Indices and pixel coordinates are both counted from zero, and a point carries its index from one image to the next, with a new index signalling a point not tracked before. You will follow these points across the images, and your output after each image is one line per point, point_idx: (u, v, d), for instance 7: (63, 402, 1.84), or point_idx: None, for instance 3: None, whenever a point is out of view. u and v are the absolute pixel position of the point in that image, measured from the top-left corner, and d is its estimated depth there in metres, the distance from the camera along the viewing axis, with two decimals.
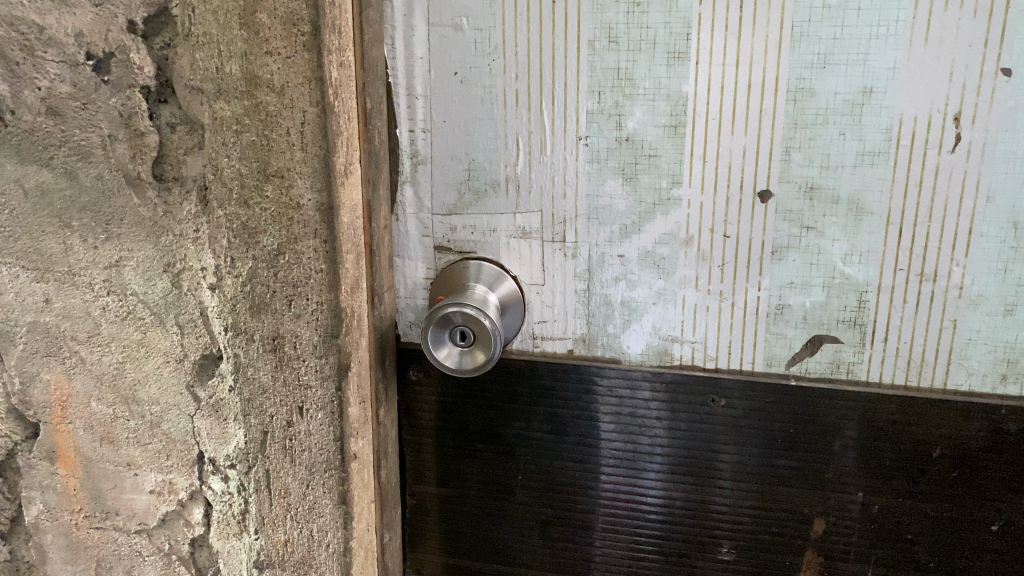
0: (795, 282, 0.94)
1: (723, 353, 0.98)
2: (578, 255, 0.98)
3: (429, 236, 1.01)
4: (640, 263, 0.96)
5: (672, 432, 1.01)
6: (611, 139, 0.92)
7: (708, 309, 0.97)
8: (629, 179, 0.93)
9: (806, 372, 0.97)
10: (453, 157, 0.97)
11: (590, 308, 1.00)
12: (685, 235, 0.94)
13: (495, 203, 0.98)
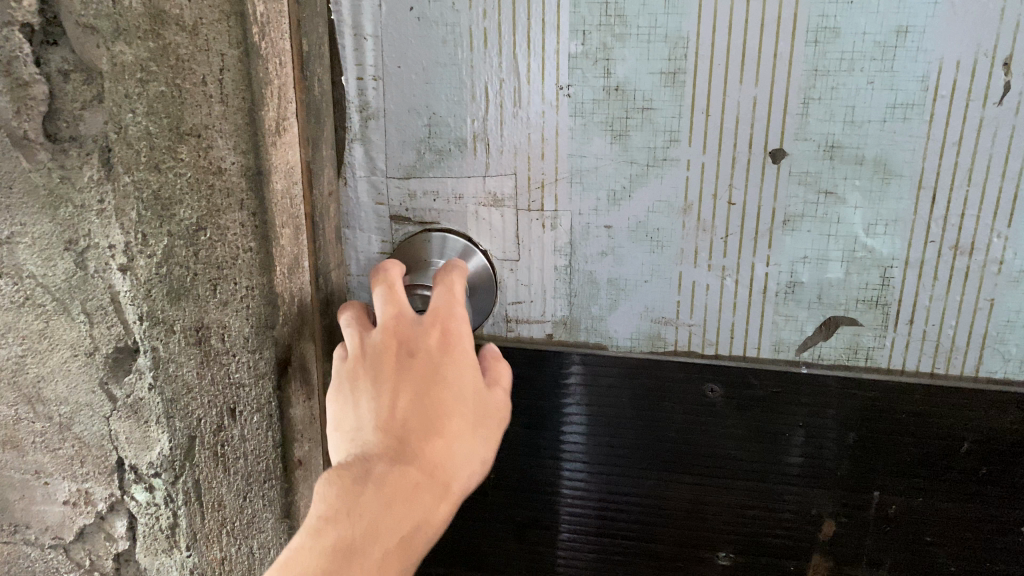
0: (809, 257, 0.81)
1: (724, 337, 0.86)
2: (558, 226, 0.84)
3: (385, 203, 0.87)
4: (630, 235, 0.83)
5: (663, 426, 0.89)
6: (597, 89, 0.78)
7: (709, 287, 0.84)
8: (618, 137, 0.79)
9: (820, 359, 0.85)
10: (410, 110, 0.82)
11: (573, 287, 0.86)
12: (684, 203, 0.81)
13: (461, 164, 0.83)
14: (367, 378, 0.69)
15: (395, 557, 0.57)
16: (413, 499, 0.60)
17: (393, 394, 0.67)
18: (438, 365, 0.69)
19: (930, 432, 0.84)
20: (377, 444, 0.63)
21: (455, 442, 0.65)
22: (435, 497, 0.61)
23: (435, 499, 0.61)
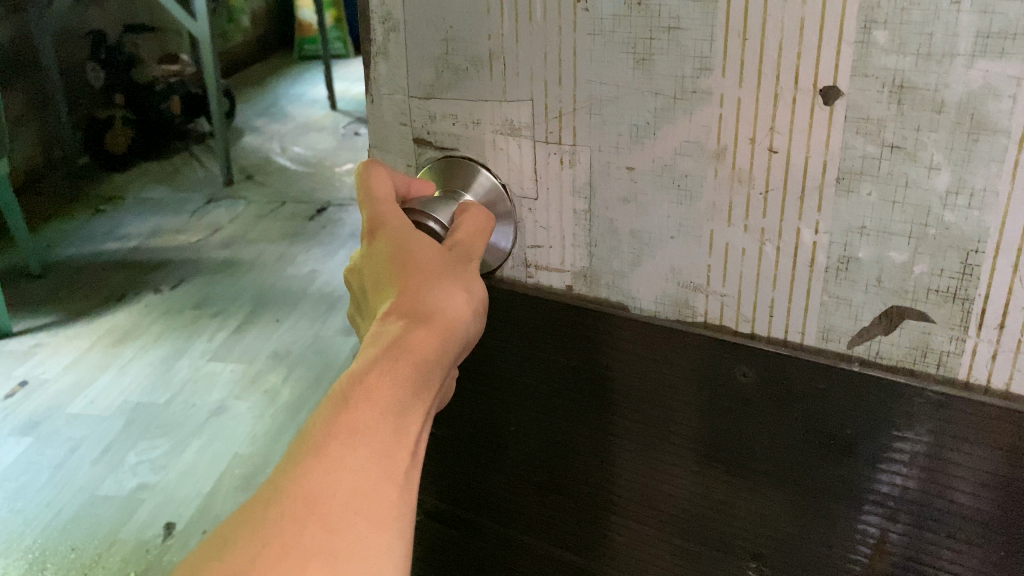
0: (868, 227, 0.71)
1: (762, 317, 0.79)
2: (575, 164, 0.83)
3: (408, 125, 0.93)
4: (654, 180, 0.79)
5: (698, 405, 0.84)
6: (618, 4, 0.74)
7: (744, 252, 0.78)
8: (642, 62, 0.76)
9: (877, 357, 0.74)
10: (429, 22, 0.85)
11: (593, 235, 0.86)
12: (717, 147, 0.76)
13: (476, 85, 0.85)
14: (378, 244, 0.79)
15: (395, 394, 0.67)
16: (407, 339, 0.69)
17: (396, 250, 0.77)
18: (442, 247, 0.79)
19: (954, 454, 0.71)
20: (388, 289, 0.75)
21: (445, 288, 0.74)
22: (423, 327, 0.70)
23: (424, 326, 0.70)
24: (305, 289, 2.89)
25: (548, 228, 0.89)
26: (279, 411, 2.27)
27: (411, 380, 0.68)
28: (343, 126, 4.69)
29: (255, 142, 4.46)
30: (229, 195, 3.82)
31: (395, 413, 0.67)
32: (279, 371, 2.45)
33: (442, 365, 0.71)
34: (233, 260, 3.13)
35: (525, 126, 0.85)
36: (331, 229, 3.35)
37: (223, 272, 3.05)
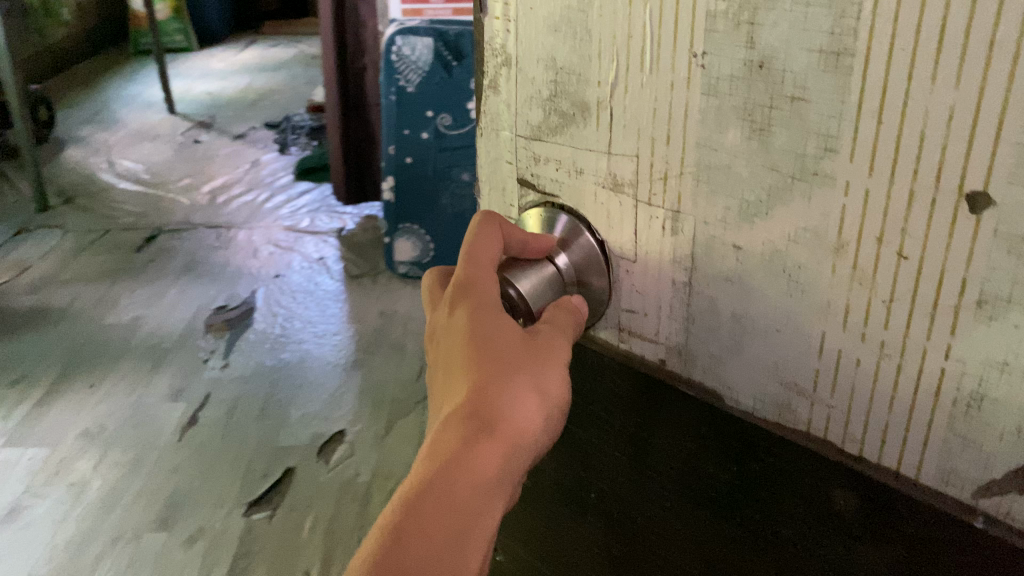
0: (1011, 364, 0.53)
1: (871, 442, 0.63)
2: (679, 233, 0.69)
3: (512, 164, 0.80)
4: (765, 266, 0.65)
5: (793, 527, 0.66)
6: (737, 64, 0.59)
7: (859, 364, 0.61)
8: (760, 133, 0.60)
9: (1006, 517, 0.56)
10: (537, 59, 0.72)
11: (693, 310, 0.72)
12: (837, 242, 0.59)
13: (582, 134, 0.72)
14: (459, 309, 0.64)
15: (454, 518, 0.55)
16: (471, 447, 0.57)
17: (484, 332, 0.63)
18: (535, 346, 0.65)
19: None
20: (459, 381, 0.60)
21: (522, 393, 0.61)
22: (488, 440, 0.58)
23: (493, 439, 0.58)
24: (127, 341, 2.43)
25: (644, 296, 0.75)
26: (91, 510, 1.82)
27: (467, 508, 0.55)
28: (180, 133, 4.12)
29: (80, 155, 3.81)
30: (45, 220, 3.22)
31: (449, 548, 0.54)
32: (89, 456, 2.00)
33: (505, 487, 0.58)
34: (42, 304, 2.62)
35: (629, 183, 0.70)
36: (161, 264, 2.87)
37: (30, 320, 2.54)
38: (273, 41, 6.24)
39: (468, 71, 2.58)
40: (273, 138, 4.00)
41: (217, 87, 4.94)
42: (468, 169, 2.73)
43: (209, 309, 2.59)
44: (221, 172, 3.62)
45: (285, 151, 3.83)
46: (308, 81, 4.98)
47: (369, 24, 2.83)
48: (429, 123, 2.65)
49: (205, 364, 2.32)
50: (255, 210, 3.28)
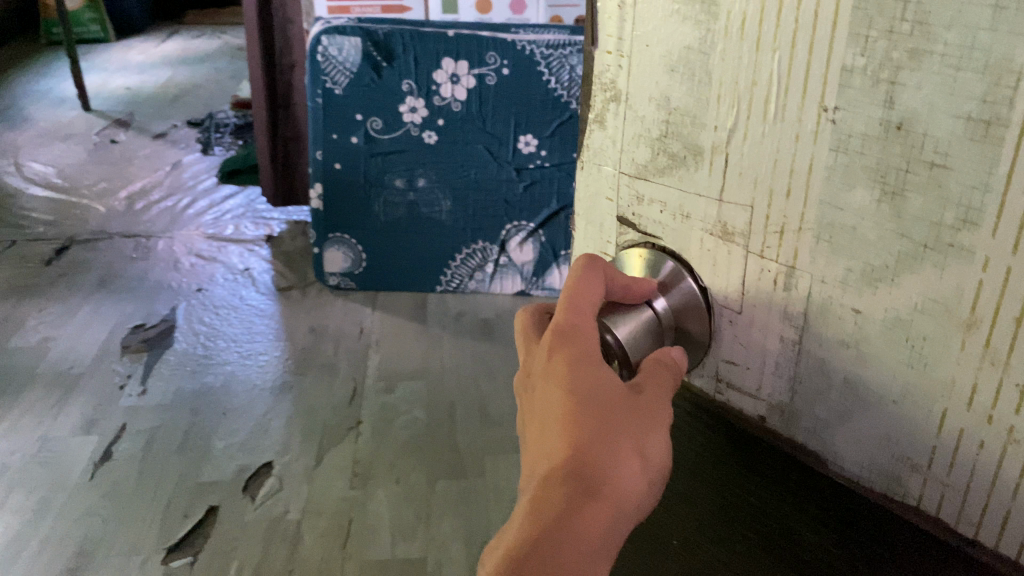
0: None
1: (991, 527, 0.55)
2: (793, 288, 0.61)
3: (616, 202, 0.74)
4: (885, 333, 0.57)
5: None
6: (871, 121, 0.52)
7: (981, 448, 0.53)
8: (892, 196, 0.53)
9: None
10: (651, 99, 0.66)
11: (800, 371, 0.64)
12: (968, 317, 0.51)
13: (696, 179, 0.65)
14: (559, 362, 0.63)
15: None
16: (577, 513, 0.57)
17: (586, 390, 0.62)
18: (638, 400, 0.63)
19: None
20: (562, 442, 0.60)
21: (625, 457, 0.60)
22: (593, 505, 0.58)
23: (597, 504, 0.58)
24: (33, 366, 2.20)
25: (750, 347, 0.67)
26: None
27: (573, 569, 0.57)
28: (95, 132, 3.81)
29: None
30: None
31: None
32: None
33: (609, 547, 0.59)
34: None
35: (739, 232, 0.63)
36: (71, 278, 2.62)
37: None
38: (194, 31, 5.90)
39: (400, 72, 2.44)
40: (196, 136, 3.76)
41: (137, 82, 4.60)
42: (402, 175, 2.57)
43: (124, 328, 2.37)
44: (141, 176, 3.34)
45: (208, 151, 3.59)
46: (232, 75, 4.75)
47: (296, 21, 2.62)
48: (359, 127, 2.49)
49: (121, 393, 2.11)
50: (177, 217, 3.04)
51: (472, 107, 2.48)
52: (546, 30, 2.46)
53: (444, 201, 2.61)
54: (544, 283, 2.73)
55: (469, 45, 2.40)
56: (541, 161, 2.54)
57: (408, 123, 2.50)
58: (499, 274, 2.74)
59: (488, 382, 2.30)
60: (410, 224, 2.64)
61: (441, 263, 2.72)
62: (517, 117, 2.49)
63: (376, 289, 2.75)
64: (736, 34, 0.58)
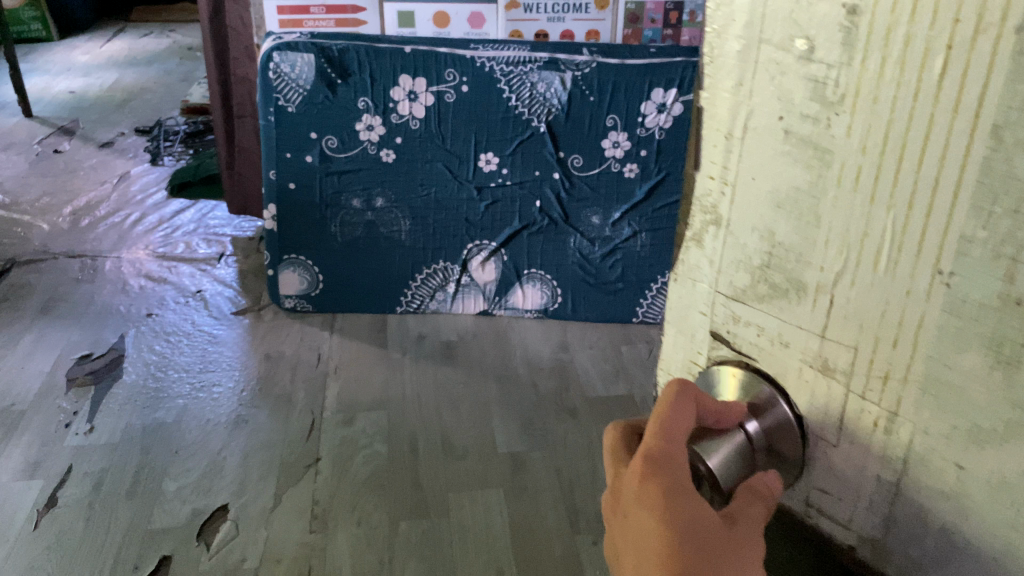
0: None
1: None
2: (895, 432, 0.51)
3: (708, 314, 0.61)
4: (991, 495, 0.47)
5: None
6: (993, 292, 0.43)
7: None
8: (1011, 366, 0.44)
9: None
10: (752, 227, 0.54)
11: (893, 513, 0.53)
12: None
13: (797, 314, 0.53)
14: (655, 494, 0.56)
15: None
16: None
17: (683, 528, 0.56)
18: (739, 535, 0.56)
19: None
20: None
21: None
22: None
23: None
24: None
25: (841, 479, 0.55)
26: None
27: None
28: (36, 142, 3.62)
29: None
30: None
31: None
32: None
33: None
34: None
35: (840, 369, 0.52)
36: (12, 304, 2.47)
37: None
38: (142, 29, 5.67)
39: (356, 90, 2.32)
40: (145, 145, 3.63)
41: (79, 86, 4.40)
42: (359, 195, 2.42)
43: (69, 359, 2.24)
44: (88, 190, 3.21)
45: (157, 162, 3.47)
46: (182, 77, 4.57)
47: (247, 32, 2.44)
48: (313, 146, 2.37)
49: (66, 432, 1.98)
50: (124, 234, 2.91)
51: (431, 125, 2.38)
52: (505, 45, 2.35)
53: (403, 220, 2.45)
54: (507, 303, 2.56)
55: (427, 61, 2.30)
56: (503, 179, 2.43)
57: (365, 142, 2.38)
58: (460, 294, 2.55)
59: (453, 412, 2.09)
60: (368, 246, 2.47)
61: (400, 283, 2.51)
62: (478, 135, 2.39)
63: (334, 312, 2.54)
64: (851, 187, 0.47)
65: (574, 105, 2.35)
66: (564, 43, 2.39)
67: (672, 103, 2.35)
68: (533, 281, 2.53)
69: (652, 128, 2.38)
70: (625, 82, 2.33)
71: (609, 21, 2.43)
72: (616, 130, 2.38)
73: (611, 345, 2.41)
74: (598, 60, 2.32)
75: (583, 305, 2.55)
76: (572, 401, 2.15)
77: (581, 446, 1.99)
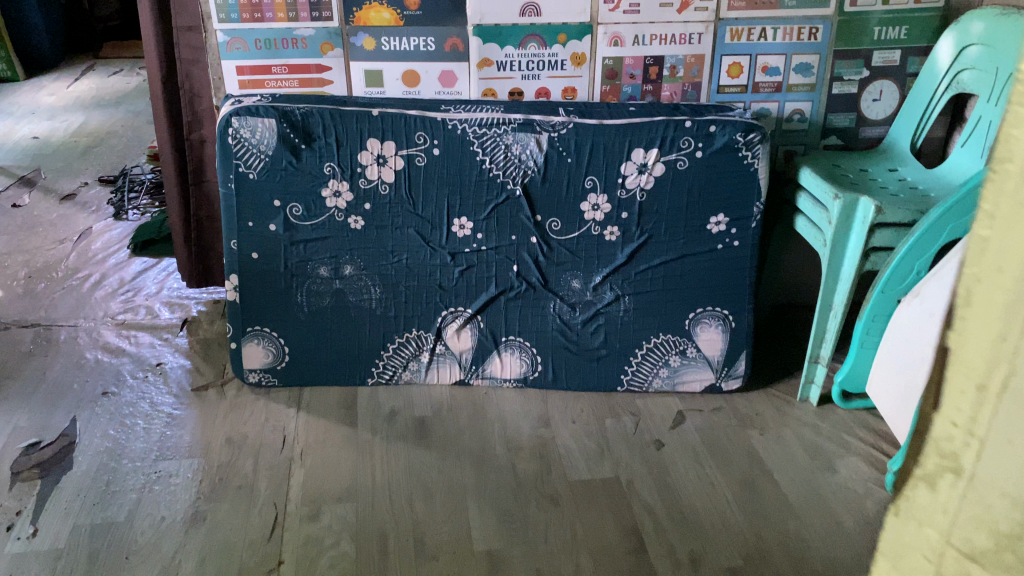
0: None
1: None
2: None
3: None
4: None
5: None
6: None
7: None
8: None
9: None
10: None
11: None
12: None
13: None
14: None
15: None
16: None
17: None
18: None
19: None
20: None
21: None
22: None
23: None
24: None
25: None
26: None
27: None
28: None
29: None
30: None
31: None
32: None
33: None
34: None
35: None
36: None
37: None
38: (109, 67, 5.53)
39: (321, 155, 2.20)
40: (109, 197, 3.49)
41: (44, 130, 4.27)
42: (326, 264, 2.29)
43: (16, 448, 2.09)
44: (45, 249, 3.06)
45: (121, 216, 3.32)
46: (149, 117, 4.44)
47: (203, 94, 2.36)
48: (277, 213, 2.24)
49: (6, 537, 1.84)
50: (83, 299, 2.77)
51: (401, 190, 2.24)
52: (478, 107, 2.24)
53: (373, 288, 2.31)
54: (484, 372, 2.38)
55: (396, 125, 2.18)
56: (477, 245, 2.30)
57: (332, 208, 2.25)
58: (435, 363, 2.38)
59: (425, 502, 1.96)
60: (335, 316, 2.33)
61: (370, 354, 2.36)
62: (450, 199, 2.26)
63: (303, 385, 2.39)
64: None
65: (550, 166, 2.23)
66: (539, 103, 2.29)
67: (653, 163, 2.23)
68: (511, 349, 2.37)
69: (633, 189, 2.26)
70: (604, 143, 2.21)
71: (586, 78, 2.33)
72: (595, 192, 2.25)
73: (594, 418, 2.27)
74: (576, 120, 2.20)
75: (564, 373, 2.38)
76: (553, 486, 2.01)
77: (563, 541, 1.86)
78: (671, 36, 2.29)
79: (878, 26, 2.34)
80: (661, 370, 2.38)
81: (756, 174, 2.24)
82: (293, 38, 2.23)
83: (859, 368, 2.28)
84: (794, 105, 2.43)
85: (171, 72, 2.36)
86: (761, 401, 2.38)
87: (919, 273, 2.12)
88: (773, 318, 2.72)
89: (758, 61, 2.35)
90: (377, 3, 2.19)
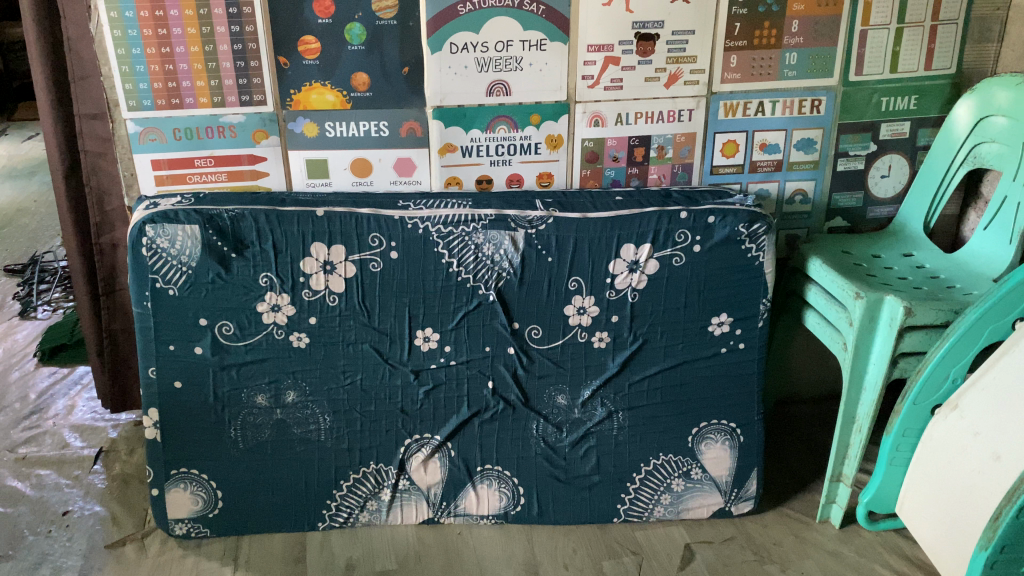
0: None
1: None
2: None
3: None
4: None
5: None
6: None
7: None
8: None
9: None
10: None
11: None
12: None
13: None
14: None
15: None
16: None
17: None
18: None
19: None
20: None
21: None
22: None
23: None
24: None
25: None
26: None
27: None
28: None
29: None
30: None
31: None
32: None
33: None
34: None
35: None
36: None
37: None
38: (24, 130, 5.10)
39: (255, 265, 1.84)
40: (15, 291, 3.08)
41: None
42: (265, 390, 1.92)
43: None
44: None
45: (28, 315, 2.92)
46: None
47: (113, 191, 2.00)
48: (203, 334, 1.87)
49: None
50: None
51: (353, 301, 1.89)
52: (441, 201, 1.92)
53: (323, 416, 1.95)
54: (457, 508, 2.04)
55: (346, 225, 1.84)
56: (445, 359, 1.96)
57: (270, 325, 1.89)
58: (398, 501, 2.02)
59: None
60: (278, 451, 1.96)
61: (321, 494, 2.00)
62: (412, 308, 1.92)
63: (241, 532, 2.01)
64: None
65: (528, 268, 1.91)
66: (512, 194, 1.98)
67: (646, 260, 1.93)
68: (488, 480, 2.03)
69: (623, 290, 1.95)
70: (589, 239, 1.90)
71: (564, 161, 2.03)
72: (581, 294, 1.94)
73: (589, 562, 1.94)
74: (556, 214, 1.89)
75: (551, 505, 2.04)
76: None
77: None
78: (658, 113, 2.00)
79: (886, 96, 2.10)
80: (663, 497, 2.06)
81: (762, 267, 1.95)
82: (219, 125, 1.88)
83: (889, 488, 1.99)
84: (795, 184, 2.16)
85: (75, 167, 2.01)
86: (776, 526, 2.08)
87: (955, 381, 1.83)
88: (778, 420, 2.43)
89: (756, 137, 2.08)
90: (319, 84, 1.87)
